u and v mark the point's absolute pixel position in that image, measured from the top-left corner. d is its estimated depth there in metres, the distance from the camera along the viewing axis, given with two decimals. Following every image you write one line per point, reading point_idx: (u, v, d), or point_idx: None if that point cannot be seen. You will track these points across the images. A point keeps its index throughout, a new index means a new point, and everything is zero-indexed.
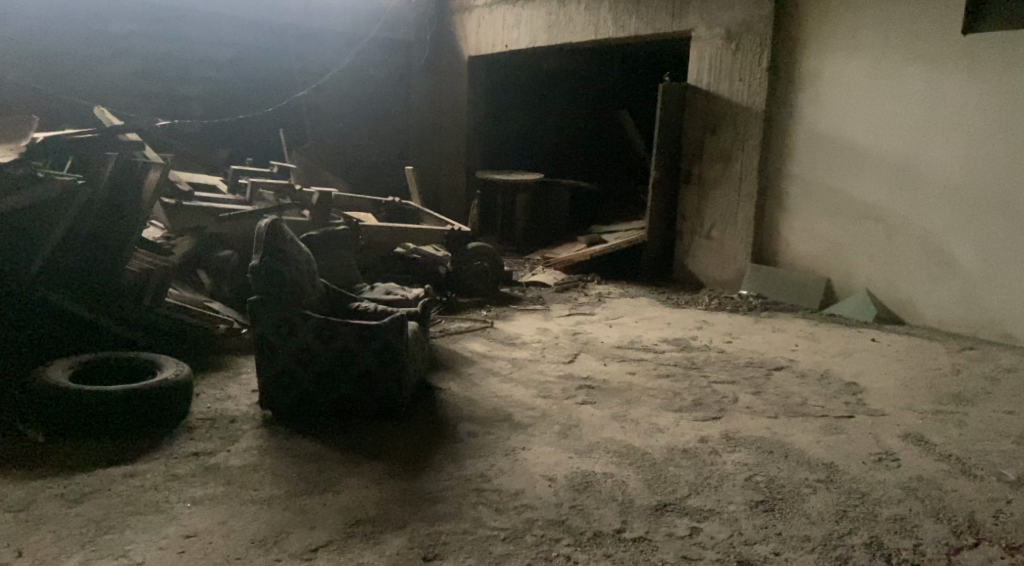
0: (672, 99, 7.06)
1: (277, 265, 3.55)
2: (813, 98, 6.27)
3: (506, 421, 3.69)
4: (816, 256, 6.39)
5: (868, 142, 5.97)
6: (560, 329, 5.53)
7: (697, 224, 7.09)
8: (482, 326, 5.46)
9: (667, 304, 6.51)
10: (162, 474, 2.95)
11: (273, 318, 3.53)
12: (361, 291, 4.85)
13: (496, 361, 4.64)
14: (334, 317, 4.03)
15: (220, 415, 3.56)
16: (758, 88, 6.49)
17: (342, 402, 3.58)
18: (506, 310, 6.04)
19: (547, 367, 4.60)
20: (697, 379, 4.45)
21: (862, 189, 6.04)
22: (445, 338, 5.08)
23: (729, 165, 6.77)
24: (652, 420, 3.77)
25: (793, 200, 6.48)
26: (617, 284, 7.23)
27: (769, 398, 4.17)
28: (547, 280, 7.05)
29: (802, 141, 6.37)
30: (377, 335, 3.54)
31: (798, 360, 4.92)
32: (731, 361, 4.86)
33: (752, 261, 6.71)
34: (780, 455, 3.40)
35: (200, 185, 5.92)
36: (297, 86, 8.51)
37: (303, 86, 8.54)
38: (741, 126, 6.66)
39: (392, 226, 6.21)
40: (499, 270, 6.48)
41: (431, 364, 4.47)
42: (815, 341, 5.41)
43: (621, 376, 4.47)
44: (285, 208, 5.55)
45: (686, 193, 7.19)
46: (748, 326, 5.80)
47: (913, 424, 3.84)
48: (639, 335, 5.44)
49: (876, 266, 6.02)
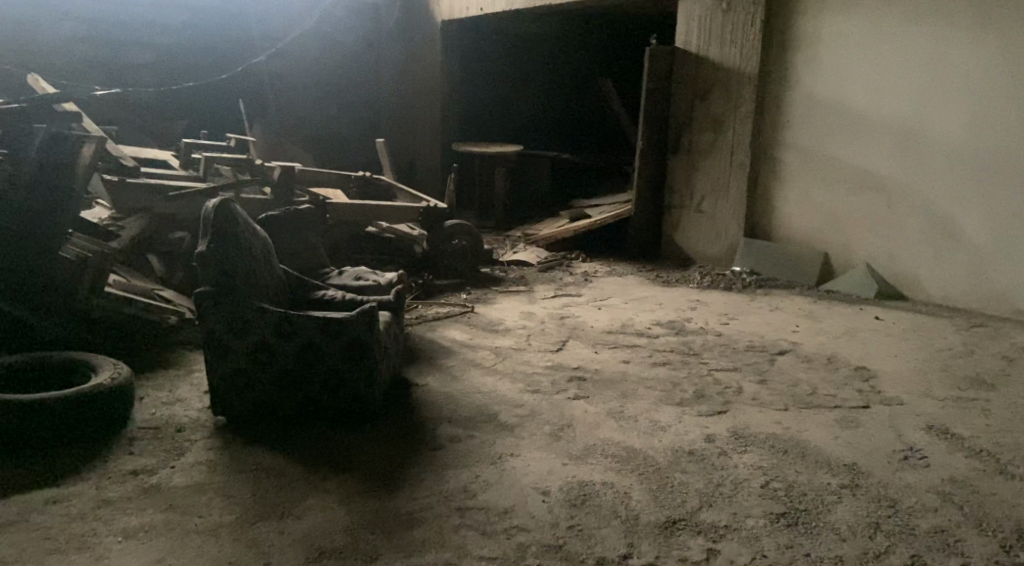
0: (659, 64, 6.63)
1: (227, 250, 3.11)
2: (809, 59, 5.88)
3: (490, 422, 3.31)
4: (813, 228, 6.04)
5: (869, 106, 5.60)
6: (546, 313, 5.14)
7: (687, 197, 6.71)
8: (461, 311, 5.07)
9: (657, 283, 6.14)
10: (92, 500, 2.54)
11: (226, 312, 3.09)
12: (328, 276, 4.38)
13: (478, 351, 4.26)
14: (297, 310, 3.61)
15: (166, 423, 3.13)
16: (751, 51, 6.08)
17: (305, 405, 3.17)
18: (486, 292, 5.66)
19: (534, 356, 4.22)
20: (696, 367, 4.10)
21: (862, 157, 5.68)
22: (422, 326, 4.68)
23: (720, 134, 6.37)
24: (652, 416, 3.42)
25: (788, 169, 6.11)
26: (604, 262, 6.85)
27: (776, 387, 3.83)
28: (529, 259, 6.67)
29: (798, 107, 5.99)
30: (342, 329, 3.12)
31: (802, 342, 4.58)
32: (731, 345, 4.51)
33: (746, 236, 6.35)
34: (796, 455, 3.06)
35: (148, 160, 5.43)
36: (257, 51, 7.93)
37: (263, 51, 7.94)
38: (733, 92, 6.25)
39: (362, 204, 5.60)
40: (479, 249, 6.09)
41: (407, 355, 4.07)
42: (816, 321, 5.08)
43: (615, 365, 4.10)
44: (242, 184, 5.08)
45: (674, 164, 6.79)
46: (744, 306, 5.45)
47: (936, 414, 3.51)
48: (629, 317, 5.07)
49: (877, 239, 5.69)
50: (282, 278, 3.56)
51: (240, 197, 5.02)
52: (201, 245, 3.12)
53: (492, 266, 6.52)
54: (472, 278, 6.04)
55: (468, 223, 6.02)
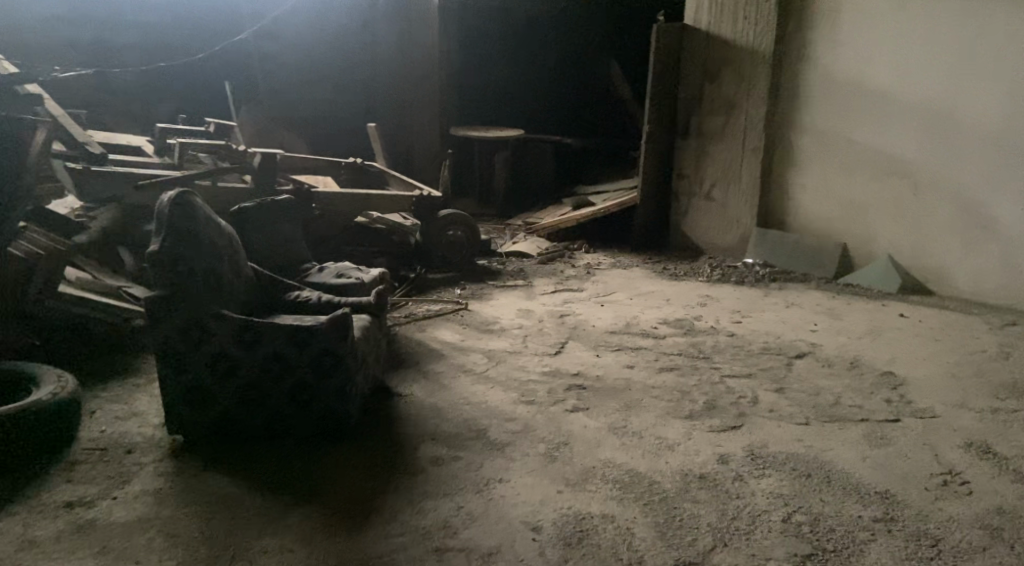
0: (667, 42, 6.21)
1: (181, 248, 2.75)
2: (829, 35, 5.47)
3: (477, 440, 2.97)
4: (831, 218, 5.67)
5: (894, 87, 5.21)
6: (545, 310, 4.80)
7: (695, 184, 6.31)
8: (454, 308, 4.73)
9: (664, 276, 5.78)
10: (15, 542, 2.23)
11: (181, 319, 2.74)
12: (306, 274, 4.00)
13: (469, 355, 3.92)
14: (267, 314, 3.25)
15: (114, 442, 2.79)
16: (766, 27, 5.66)
17: (271, 422, 2.83)
18: (482, 288, 5.31)
19: (529, 361, 3.87)
20: (707, 374, 3.75)
21: (886, 141, 5.30)
22: (410, 326, 4.34)
23: (732, 117, 5.96)
24: (659, 433, 3.08)
25: (805, 154, 5.72)
26: (608, 253, 6.48)
27: (795, 397, 3.48)
28: (529, 250, 6.31)
29: (816, 87, 5.59)
30: (311, 338, 2.78)
31: (821, 344, 4.23)
32: (744, 347, 4.16)
33: (759, 225, 5.98)
34: (821, 480, 2.72)
35: (119, 146, 5.07)
36: (241, 28, 7.50)
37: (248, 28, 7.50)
38: (746, 72, 5.84)
39: (351, 193, 5.25)
40: (476, 242, 5.73)
41: (391, 361, 3.74)
42: (836, 319, 4.72)
43: (618, 371, 3.76)
44: (220, 172, 4.71)
45: (682, 148, 6.39)
46: (758, 302, 5.09)
47: (974, 430, 3.16)
48: (634, 316, 4.72)
49: (901, 229, 5.32)
50: (250, 277, 3.19)
51: (216, 185, 4.66)
52: (154, 243, 2.76)
53: (489, 257, 6.18)
54: (468, 271, 5.70)
55: (462, 212, 5.65)
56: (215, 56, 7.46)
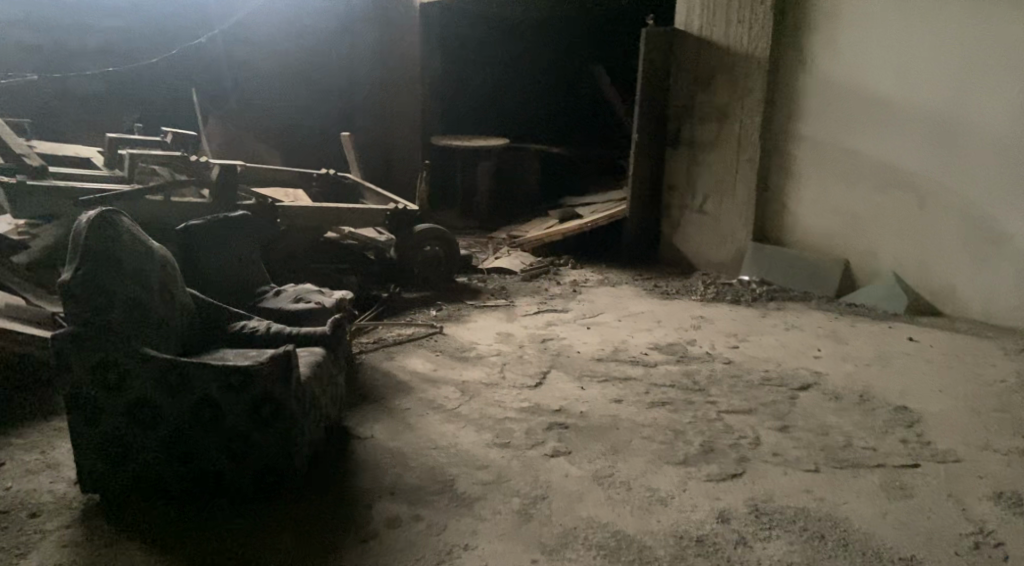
0: (656, 46, 5.88)
1: (100, 277, 2.38)
2: (828, 38, 5.14)
3: (442, 494, 2.60)
4: (831, 232, 5.33)
5: (896, 94, 4.89)
6: (526, 334, 4.43)
7: (687, 196, 5.97)
8: (428, 333, 4.36)
9: (654, 294, 5.44)
10: None
11: (99, 359, 2.37)
12: (264, 297, 3.67)
13: (440, 388, 3.55)
14: (209, 347, 2.89)
15: (19, 503, 2.44)
16: (761, 31, 5.33)
17: (202, 477, 2.46)
18: (460, 309, 4.94)
19: (506, 395, 3.51)
20: (702, 410, 3.39)
21: (889, 152, 4.97)
22: (377, 354, 3.97)
23: (726, 126, 5.62)
24: (649, 483, 2.72)
25: (802, 165, 5.40)
26: (595, 269, 6.14)
27: (801, 437, 3.13)
28: (512, 266, 5.96)
29: (814, 94, 5.27)
30: (247, 381, 2.40)
31: (826, 373, 3.88)
32: (743, 377, 3.81)
33: (755, 239, 5.64)
34: (837, 544, 2.36)
35: (65, 159, 4.69)
36: (198, 32, 6.97)
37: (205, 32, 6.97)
38: (740, 78, 5.51)
39: (320, 206, 4.89)
40: (455, 255, 5.40)
41: (352, 396, 3.37)
42: (840, 343, 4.38)
43: (604, 407, 3.40)
44: (176, 186, 4.35)
45: (673, 158, 6.04)
46: (755, 323, 4.75)
47: (1005, 477, 2.82)
48: (623, 341, 4.36)
49: (906, 244, 4.99)
50: (189, 303, 2.83)
51: (171, 201, 4.27)
52: (67, 271, 2.38)
53: (469, 275, 5.83)
54: (446, 290, 5.34)
55: (439, 227, 5.32)
56: (177, 61, 6.94)
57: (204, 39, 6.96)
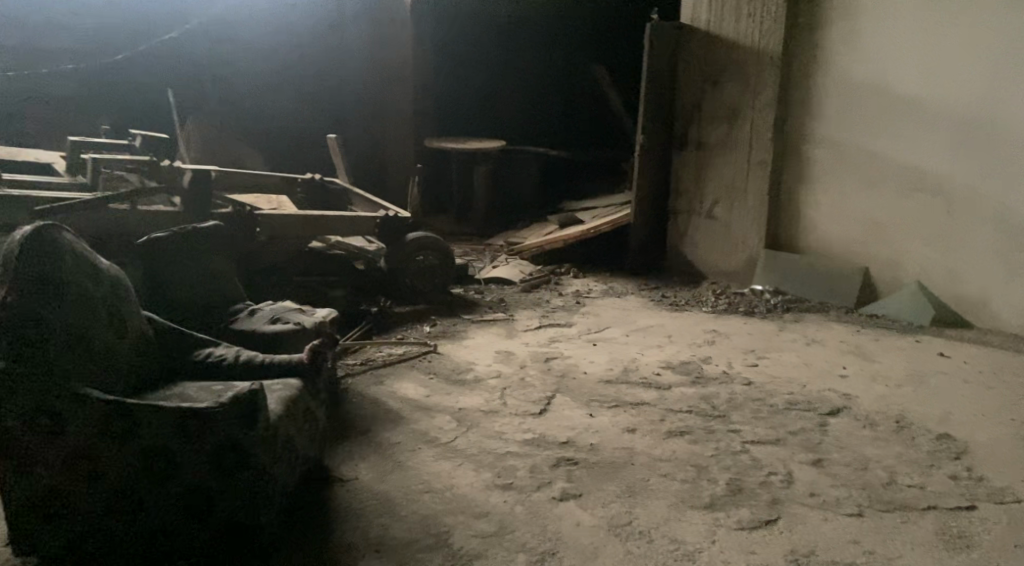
0: (661, 43, 5.55)
1: (36, 303, 2.06)
2: (847, 33, 4.81)
3: (437, 551, 2.25)
4: (851, 239, 5.00)
5: (923, 92, 4.56)
6: (527, 353, 4.09)
7: (695, 201, 5.64)
8: (421, 352, 4.02)
9: (662, 306, 5.10)
10: None
11: (30, 403, 2.01)
12: (236, 317, 3.29)
13: (434, 417, 3.21)
14: (166, 379, 2.55)
15: None
16: (773, 25, 5.01)
17: (155, 537, 2.13)
18: (455, 324, 4.60)
19: (508, 424, 3.17)
20: (725, 441, 3.05)
21: (914, 155, 4.65)
22: (365, 377, 3.63)
23: (736, 127, 5.29)
24: (673, 534, 2.38)
25: (819, 168, 5.06)
26: (598, 278, 5.80)
27: (839, 474, 2.79)
28: (510, 276, 5.63)
29: (832, 93, 4.94)
30: (207, 428, 2.07)
31: (857, 396, 3.55)
32: (767, 401, 3.47)
33: (768, 247, 5.31)
34: None
35: (25, 167, 4.35)
36: (170, 27, 6.61)
37: (177, 27, 6.62)
38: (751, 75, 5.18)
39: (303, 214, 4.56)
40: (450, 266, 5.08)
41: (335, 429, 3.02)
42: (868, 360, 4.05)
43: (617, 439, 3.06)
44: (143, 194, 4.02)
45: (680, 161, 5.71)
46: (772, 338, 4.41)
47: None
48: (633, 360, 4.02)
49: (933, 252, 4.66)
50: (142, 328, 2.49)
51: (137, 209, 3.94)
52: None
53: (465, 286, 5.49)
54: (441, 303, 5.00)
55: (432, 235, 5.00)
56: (151, 59, 6.58)
57: (175, 34, 6.61)
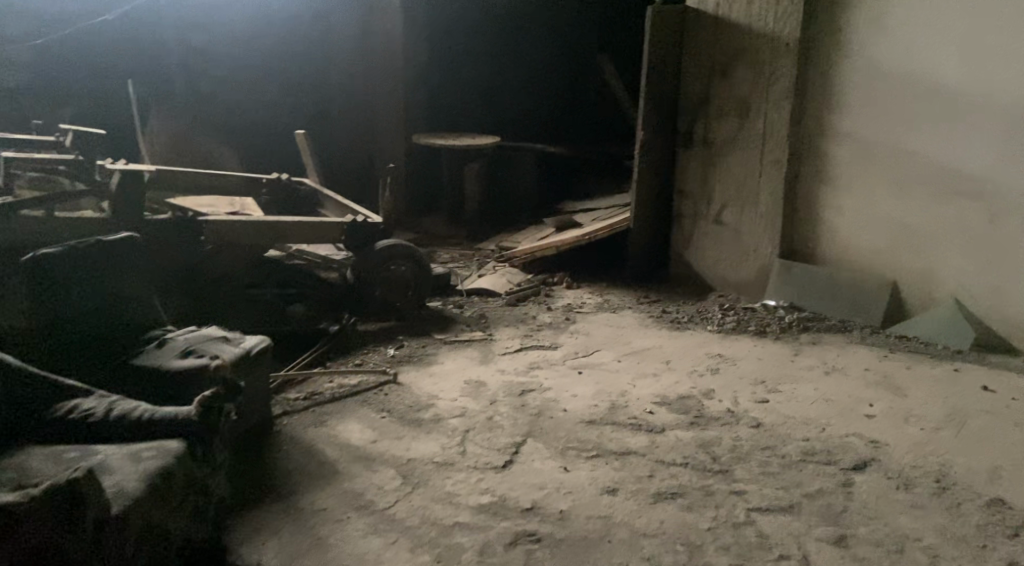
0: (664, 29, 4.96)
1: None
2: (875, 15, 4.21)
3: None
4: (879, 248, 4.40)
5: (962, 81, 3.96)
6: (500, 384, 3.54)
7: (702, 204, 5.06)
8: (378, 383, 3.48)
9: (663, 323, 4.52)
10: None
11: None
12: (143, 351, 2.72)
13: (374, 472, 2.66)
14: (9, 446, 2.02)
15: None
16: (790, 8, 4.41)
17: None
18: (425, 345, 4.06)
19: (463, 482, 2.62)
20: (727, 508, 2.50)
21: (950, 153, 4.05)
22: (303, 418, 3.09)
23: (747, 122, 4.71)
24: None
25: (841, 168, 4.47)
26: (593, 289, 5.23)
27: (869, 558, 2.23)
28: (495, 287, 5.07)
29: (856, 83, 4.34)
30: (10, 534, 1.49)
31: (886, 443, 2.98)
32: (779, 451, 2.91)
33: (783, 256, 4.72)
34: None
35: None
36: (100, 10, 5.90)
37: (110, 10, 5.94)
38: (766, 64, 4.58)
39: (254, 221, 4.02)
40: (427, 278, 4.53)
41: (249, 492, 2.48)
42: (898, 394, 3.47)
43: (593, 504, 2.51)
44: (61, 197, 3.51)
45: (685, 160, 5.13)
46: (786, 366, 3.82)
47: None
48: (623, 393, 3.46)
49: (972, 264, 4.06)
50: None
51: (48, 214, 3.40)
52: None
53: (445, 299, 4.95)
54: (413, 319, 4.46)
55: (408, 243, 4.45)
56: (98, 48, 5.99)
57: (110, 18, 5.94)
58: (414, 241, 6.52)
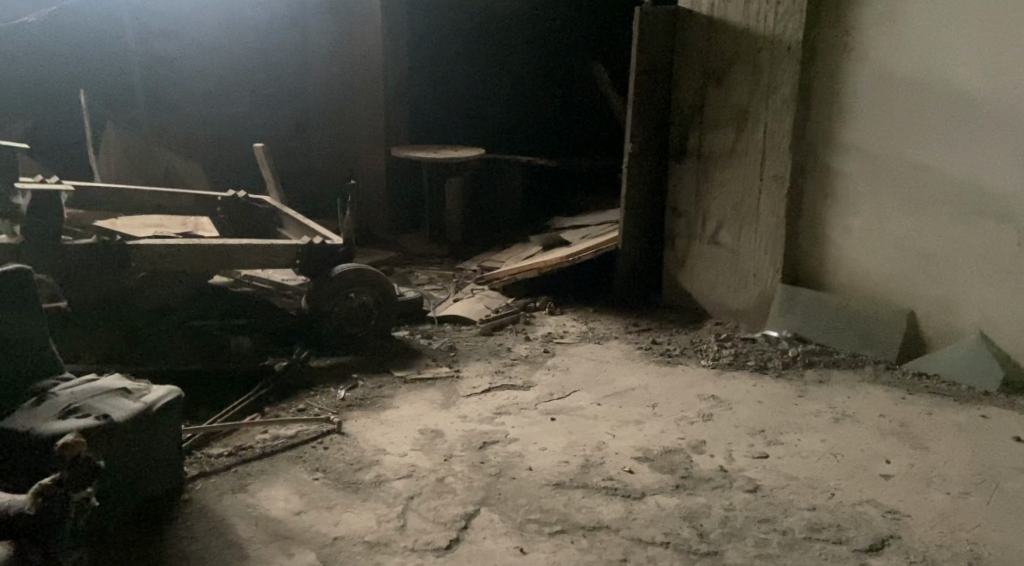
0: (654, 31, 4.52)
1: None
2: (886, 14, 3.75)
3: None
4: (893, 274, 3.93)
5: (986, 88, 3.51)
6: (460, 434, 3.09)
7: (696, 223, 4.60)
8: (318, 434, 3.02)
9: (651, 357, 4.07)
10: None
11: None
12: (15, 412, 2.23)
13: (290, 558, 2.21)
14: None
15: None
16: (791, 7, 3.97)
17: None
18: (382, 385, 3.60)
19: None
20: None
21: (974, 169, 3.59)
22: (221, 481, 2.64)
23: (745, 133, 4.26)
24: None
25: (850, 186, 4.01)
26: (577, 316, 4.77)
27: None
28: (469, 314, 4.62)
29: (866, 90, 3.88)
30: None
31: (906, 513, 2.52)
32: (779, 525, 2.44)
33: (786, 282, 4.25)
34: None
35: None
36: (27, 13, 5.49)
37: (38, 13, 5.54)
38: (765, 69, 4.13)
39: (192, 246, 3.59)
40: (389, 305, 4.08)
41: None
42: (918, 447, 3.01)
43: None
44: None
45: (678, 175, 4.68)
46: (787, 411, 3.36)
47: None
48: (599, 446, 3.00)
49: (999, 293, 3.60)
50: None
51: None
52: None
53: (414, 328, 4.50)
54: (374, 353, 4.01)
55: (366, 265, 3.99)
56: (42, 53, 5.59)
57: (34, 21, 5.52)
58: (390, 260, 6.07)
